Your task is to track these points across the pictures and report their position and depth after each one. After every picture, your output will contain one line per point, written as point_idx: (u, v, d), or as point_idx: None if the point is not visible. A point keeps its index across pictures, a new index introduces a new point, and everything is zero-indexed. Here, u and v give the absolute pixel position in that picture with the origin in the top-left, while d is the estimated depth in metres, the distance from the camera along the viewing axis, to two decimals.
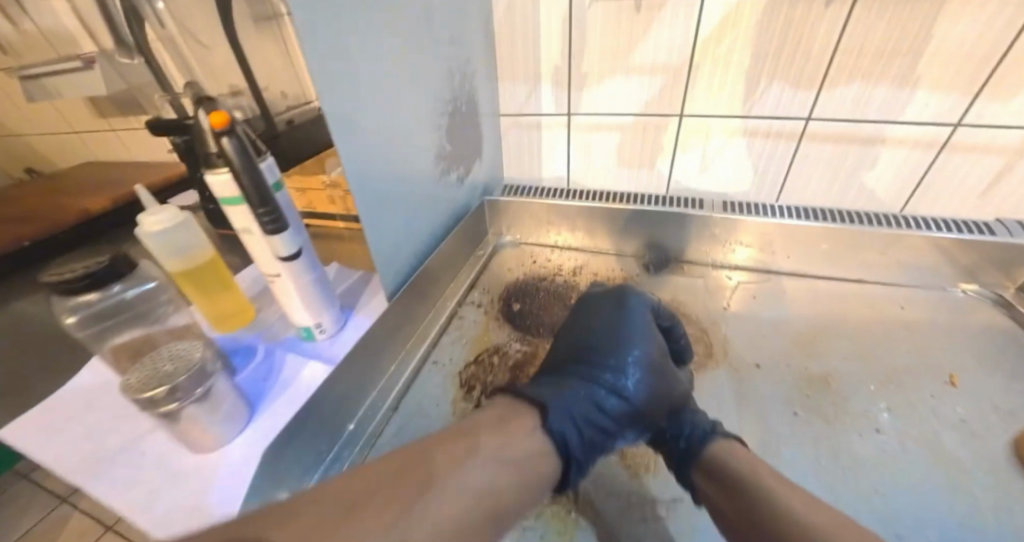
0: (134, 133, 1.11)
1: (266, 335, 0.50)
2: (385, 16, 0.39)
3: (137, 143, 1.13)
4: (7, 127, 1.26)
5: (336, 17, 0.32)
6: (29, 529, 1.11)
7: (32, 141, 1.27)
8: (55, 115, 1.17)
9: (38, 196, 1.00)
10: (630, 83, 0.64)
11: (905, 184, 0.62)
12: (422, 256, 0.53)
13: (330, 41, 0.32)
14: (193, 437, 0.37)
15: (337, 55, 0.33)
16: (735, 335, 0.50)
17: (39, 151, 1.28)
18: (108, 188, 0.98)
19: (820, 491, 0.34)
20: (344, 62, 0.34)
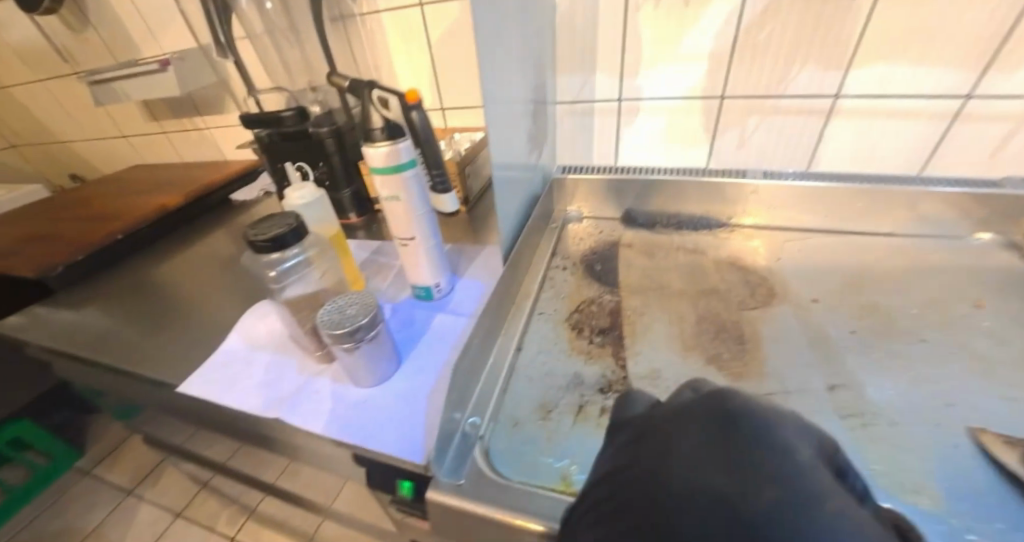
0: (186, 135, 1.17)
1: (384, 298, 0.56)
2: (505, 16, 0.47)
3: (189, 144, 1.19)
4: (57, 134, 1.32)
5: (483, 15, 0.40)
6: (105, 517, 1.18)
7: (81, 147, 1.33)
8: (107, 120, 1.23)
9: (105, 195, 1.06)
10: (675, 70, 0.71)
11: (921, 151, 0.70)
12: (518, 226, 0.60)
13: (484, 40, 0.40)
14: (366, 374, 0.43)
15: (487, 50, 0.41)
16: (791, 280, 0.58)
17: (88, 156, 1.34)
18: (172, 186, 1.04)
19: (885, 381, 0.42)
20: (490, 54, 0.42)
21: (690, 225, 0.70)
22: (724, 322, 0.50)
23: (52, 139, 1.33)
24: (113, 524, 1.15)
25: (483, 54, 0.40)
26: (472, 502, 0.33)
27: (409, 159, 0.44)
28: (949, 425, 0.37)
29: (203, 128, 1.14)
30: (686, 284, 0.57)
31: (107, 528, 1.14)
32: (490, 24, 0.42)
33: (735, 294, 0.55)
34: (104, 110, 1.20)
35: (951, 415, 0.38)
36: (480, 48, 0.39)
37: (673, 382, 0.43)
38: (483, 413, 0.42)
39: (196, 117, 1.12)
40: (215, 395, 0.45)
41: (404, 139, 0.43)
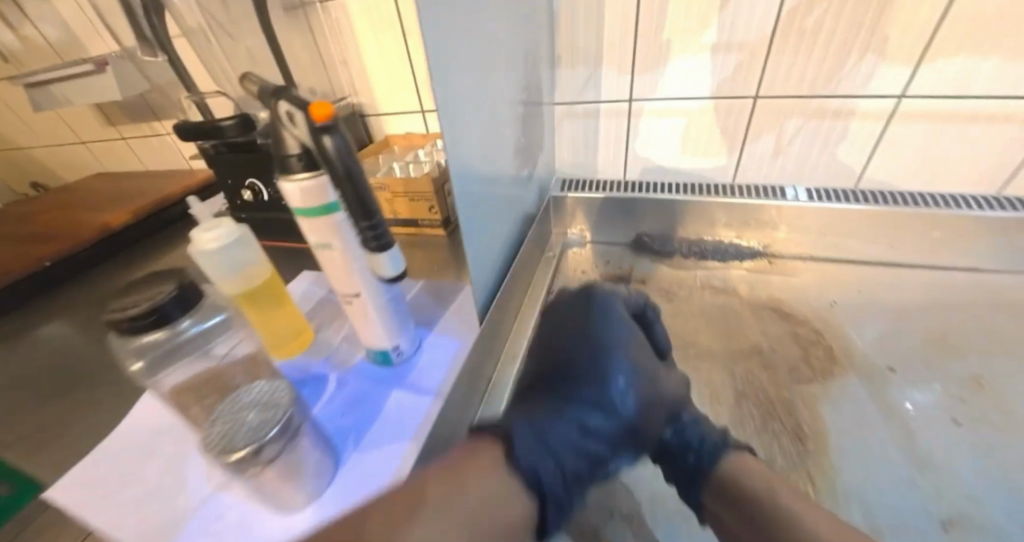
0: (145, 141, 1.06)
1: (332, 362, 0.45)
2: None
3: (148, 151, 1.08)
4: (10, 139, 1.20)
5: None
6: None
7: (38, 154, 1.22)
8: (61, 125, 1.11)
9: (49, 210, 0.94)
10: (700, 65, 0.58)
11: (1004, 164, 0.57)
12: (503, 266, 0.48)
13: (437, 25, 0.28)
14: (280, 495, 0.31)
15: (443, 40, 0.28)
16: (853, 335, 0.45)
17: (45, 164, 1.23)
18: (123, 201, 0.93)
19: (1018, 512, 0.29)
20: (449, 46, 0.29)
21: (718, 255, 0.57)
22: (773, 402, 0.38)
23: (4, 145, 1.21)
24: None
25: (436, 45, 0.28)
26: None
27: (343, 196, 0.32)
28: None
29: (162, 134, 1.02)
30: (717, 341, 0.45)
31: None
32: (449, 4, 0.29)
33: (782, 358, 0.42)
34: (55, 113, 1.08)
35: None
36: (433, 40, 0.27)
37: None
38: None
39: (154, 122, 1.01)
40: (77, 511, 0.33)
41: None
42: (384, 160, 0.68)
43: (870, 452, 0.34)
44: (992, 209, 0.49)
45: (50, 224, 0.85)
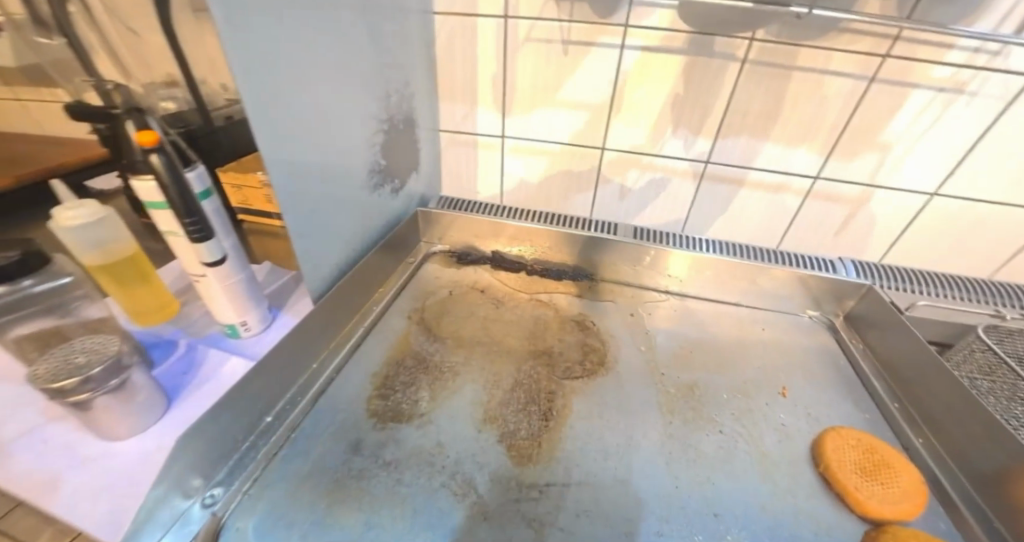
0: None
1: (188, 331, 0.51)
2: (313, 55, 0.41)
3: None
4: None
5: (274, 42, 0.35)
6: None
7: None
8: None
9: None
10: (557, 115, 0.69)
11: (778, 225, 0.74)
12: (354, 261, 0.56)
13: (255, 102, 0.34)
14: (104, 426, 0.37)
15: (267, 107, 0.36)
16: (625, 347, 0.57)
17: None
18: None
19: (662, 471, 0.42)
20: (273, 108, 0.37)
21: (555, 273, 0.68)
22: (538, 391, 0.49)
23: None
24: None
25: (257, 111, 0.35)
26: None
27: (202, 190, 0.40)
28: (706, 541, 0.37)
29: None
30: (522, 344, 0.55)
31: None
32: (275, 80, 0.36)
33: (564, 360, 0.53)
34: None
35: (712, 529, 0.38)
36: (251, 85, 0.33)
37: (452, 460, 0.40)
38: (232, 481, 0.38)
39: None
40: None
41: (190, 168, 0.38)
42: None
43: (594, 432, 0.45)
44: (710, 252, 0.65)
45: None
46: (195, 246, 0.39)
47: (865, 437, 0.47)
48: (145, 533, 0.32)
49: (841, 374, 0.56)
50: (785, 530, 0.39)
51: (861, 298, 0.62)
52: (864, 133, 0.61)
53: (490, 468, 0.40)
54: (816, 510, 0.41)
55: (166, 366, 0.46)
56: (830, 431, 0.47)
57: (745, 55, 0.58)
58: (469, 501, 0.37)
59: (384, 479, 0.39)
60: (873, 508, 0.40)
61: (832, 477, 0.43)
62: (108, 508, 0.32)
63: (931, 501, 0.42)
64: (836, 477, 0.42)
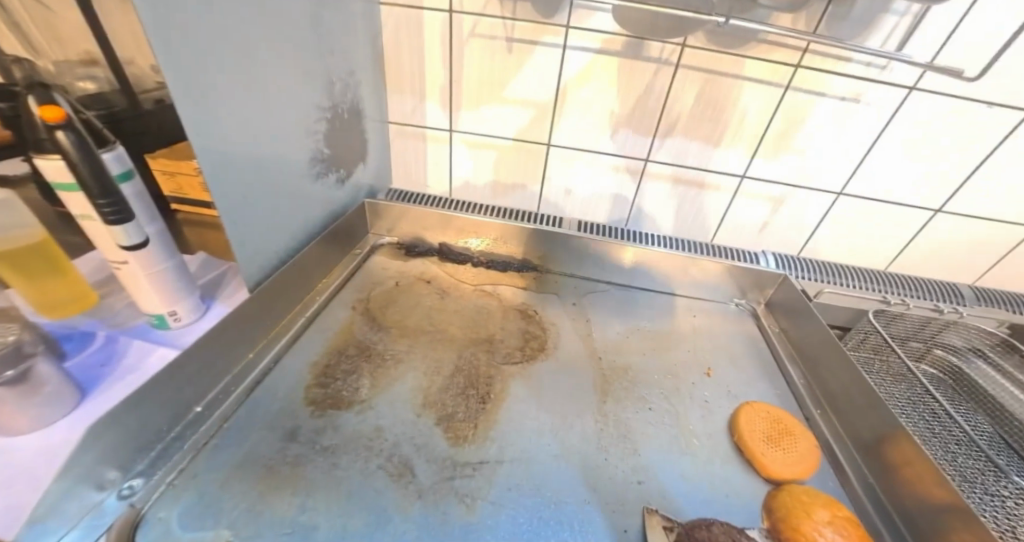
0: None
1: (108, 323, 0.48)
2: (247, 40, 0.40)
3: None
4: None
5: (201, 24, 0.34)
6: None
7: None
8: None
9: None
10: (506, 111, 0.71)
11: (711, 220, 0.80)
12: (295, 251, 0.55)
13: (181, 86, 0.33)
14: (2, 421, 0.35)
15: (194, 86, 0.35)
16: (565, 334, 0.60)
17: None
18: None
19: (592, 445, 0.45)
20: (200, 88, 0.35)
21: (501, 265, 0.70)
22: (477, 376, 0.50)
23: None
24: None
25: (183, 90, 0.34)
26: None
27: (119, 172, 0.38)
28: (629, 506, 0.40)
29: None
30: (467, 333, 0.56)
31: None
32: (203, 64, 0.35)
33: (506, 346, 0.55)
34: None
35: (636, 495, 0.41)
36: (176, 67, 0.32)
37: (389, 443, 0.41)
38: (154, 472, 0.37)
39: None
40: None
41: (107, 147, 0.37)
42: None
43: (531, 413, 0.47)
44: (648, 245, 0.70)
45: None
46: (110, 228, 0.38)
47: (774, 409, 0.52)
48: (50, 528, 0.30)
49: (758, 355, 0.62)
50: (701, 494, 0.43)
51: (778, 286, 0.68)
52: (780, 137, 0.67)
53: (427, 449, 0.41)
54: (727, 474, 0.45)
55: (82, 359, 0.43)
56: (744, 405, 0.52)
57: (677, 60, 0.62)
58: (404, 481, 0.38)
59: (320, 465, 0.39)
60: (774, 470, 0.45)
61: (743, 445, 0.47)
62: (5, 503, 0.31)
63: (823, 462, 0.48)
64: (746, 445, 0.47)
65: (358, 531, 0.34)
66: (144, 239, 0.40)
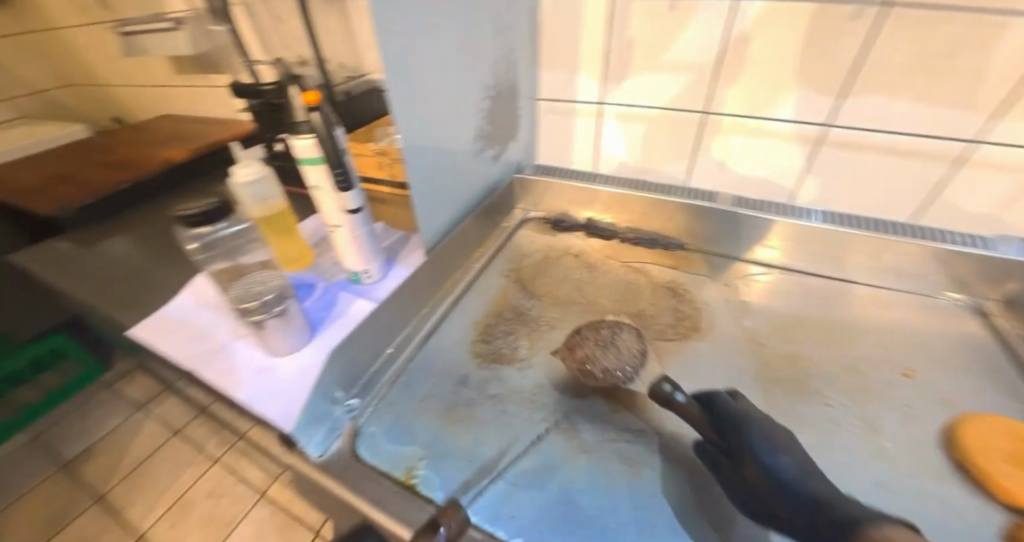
0: (173, 90, 1.11)
1: (322, 277, 0.60)
2: (441, 26, 0.45)
3: (175, 98, 1.13)
4: (76, 67, 1.31)
5: (408, 12, 0.39)
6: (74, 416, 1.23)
7: (99, 93, 1.31)
8: (109, 60, 1.18)
9: (95, 142, 1.01)
10: (660, 78, 0.67)
11: (918, 195, 0.64)
12: (460, 221, 0.61)
13: (391, 68, 0.39)
14: (272, 344, 0.47)
15: (400, 68, 0.41)
16: (720, 318, 0.55)
17: (100, 97, 1.33)
18: (164, 136, 1.01)
19: None
20: (403, 62, 0.41)
21: (647, 242, 0.68)
22: None
23: (77, 71, 1.32)
24: (82, 421, 1.21)
25: (391, 66, 0.39)
26: (329, 476, 0.38)
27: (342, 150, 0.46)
28: None
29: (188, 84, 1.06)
30: (617, 308, 0.56)
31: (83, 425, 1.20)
32: (407, 48, 0.41)
33: (658, 322, 0.54)
34: (108, 50, 1.15)
35: None
36: (389, 52, 0.38)
37: (550, 400, 0.44)
38: (366, 395, 0.45)
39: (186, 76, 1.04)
40: (153, 339, 0.51)
41: (338, 128, 0.45)
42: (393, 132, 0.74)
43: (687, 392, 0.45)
44: (812, 220, 0.60)
45: (110, 152, 0.95)
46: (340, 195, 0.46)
47: (1013, 425, 0.40)
48: (309, 426, 0.40)
49: (991, 364, 0.49)
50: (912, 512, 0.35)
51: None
52: None
53: (586, 411, 0.43)
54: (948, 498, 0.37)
55: (312, 303, 0.55)
56: (971, 419, 0.41)
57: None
58: (568, 435, 0.41)
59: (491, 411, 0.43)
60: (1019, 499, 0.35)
61: (970, 464, 0.37)
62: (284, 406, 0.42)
63: None
64: (975, 463, 0.37)
65: (530, 470, 0.38)
66: (359, 206, 0.48)
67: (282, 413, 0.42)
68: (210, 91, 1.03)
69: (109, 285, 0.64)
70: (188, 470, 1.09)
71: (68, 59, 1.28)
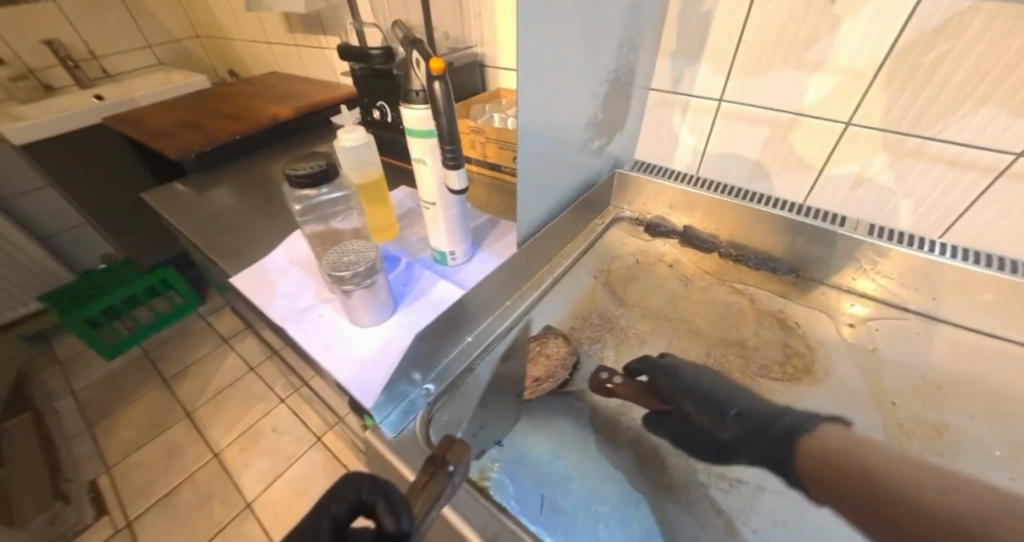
0: (286, 50, 1.17)
1: (407, 251, 0.59)
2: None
3: (285, 58, 1.19)
4: (208, 23, 1.43)
5: None
6: (173, 337, 1.40)
7: (224, 48, 1.43)
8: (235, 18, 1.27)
9: (216, 94, 1.10)
10: (800, 78, 0.58)
11: None
12: (556, 211, 0.58)
13: (526, 41, 0.36)
14: (356, 313, 0.47)
15: (534, 42, 0.37)
16: (841, 361, 0.47)
17: (224, 52, 1.44)
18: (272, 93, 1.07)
19: None
20: (537, 35, 0.37)
21: (753, 262, 0.61)
22: (731, 381, 0.44)
23: (208, 27, 1.44)
24: (178, 344, 1.37)
25: (526, 39, 0.36)
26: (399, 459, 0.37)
27: None
28: None
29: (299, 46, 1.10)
30: (714, 332, 0.50)
31: (178, 346, 1.36)
32: (544, 20, 0.38)
33: (764, 357, 0.47)
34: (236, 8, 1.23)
35: None
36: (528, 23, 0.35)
37: (637, 423, 0.40)
38: (441, 382, 0.44)
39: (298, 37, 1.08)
40: (251, 291, 0.53)
41: None
42: (490, 110, 0.72)
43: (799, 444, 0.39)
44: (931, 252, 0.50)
45: (227, 104, 1.03)
46: (448, 172, 0.43)
47: None
48: (387, 402, 0.40)
49: None
50: None
51: None
52: None
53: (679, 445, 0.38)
54: None
55: (396, 276, 0.55)
56: None
57: None
58: (655, 467, 0.37)
59: (571, 424, 0.40)
60: None
61: None
62: (363, 376, 0.43)
63: None
64: None
65: (611, 498, 0.34)
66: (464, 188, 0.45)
67: (360, 384, 0.42)
68: (318, 53, 1.07)
69: (217, 230, 0.69)
70: (259, 404, 1.19)
71: (204, 15, 1.40)
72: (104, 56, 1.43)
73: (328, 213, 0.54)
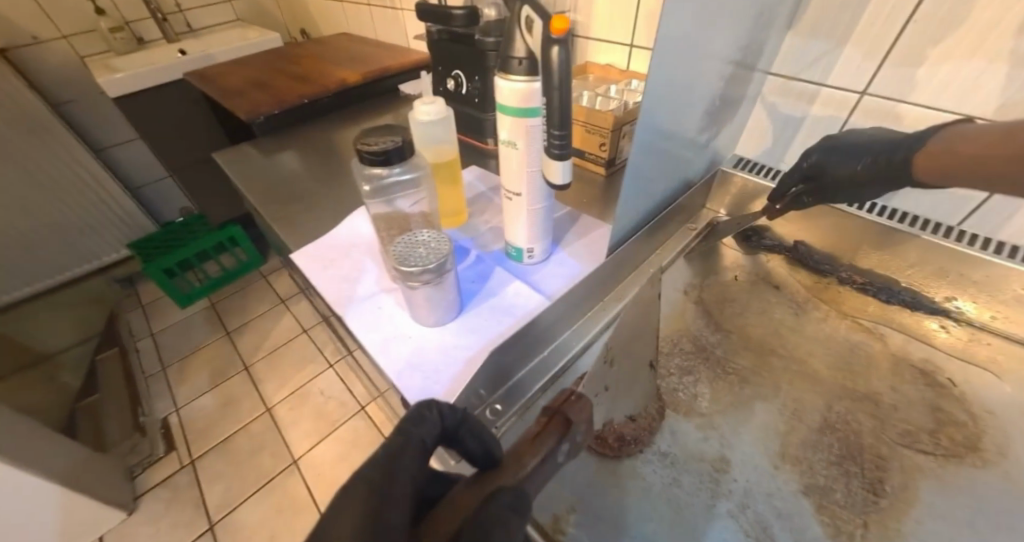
0: (358, 9, 1.12)
1: (476, 242, 0.54)
2: None
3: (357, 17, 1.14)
4: None
5: None
6: (239, 290, 1.48)
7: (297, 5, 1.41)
8: None
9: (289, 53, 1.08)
10: (991, 70, 0.43)
11: None
12: (651, 215, 0.50)
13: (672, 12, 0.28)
14: (419, 311, 0.43)
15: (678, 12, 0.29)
16: (1014, 440, 0.36)
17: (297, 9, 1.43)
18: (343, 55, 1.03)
19: None
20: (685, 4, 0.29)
21: (885, 295, 0.49)
22: (861, 448, 0.36)
23: None
24: (242, 297, 1.45)
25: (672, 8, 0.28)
26: None
27: None
28: None
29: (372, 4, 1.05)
30: (836, 381, 0.41)
31: (243, 299, 1.44)
32: None
33: (903, 421, 0.38)
34: None
35: None
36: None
37: (740, 487, 0.34)
38: (510, 404, 0.39)
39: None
40: (312, 271, 0.51)
41: None
42: (575, 86, 0.63)
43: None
44: None
45: (299, 64, 1.01)
46: (551, 163, 0.37)
47: None
48: None
49: None
50: None
51: None
52: None
53: (797, 528, 0.31)
54: None
55: (464, 270, 0.50)
56: None
57: None
58: None
59: (657, 475, 0.34)
60: None
61: None
62: (423, 385, 0.38)
63: None
64: None
65: None
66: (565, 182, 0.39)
67: (419, 394, 0.38)
68: (391, 12, 1.01)
69: (282, 198, 0.68)
70: (311, 364, 1.24)
71: None
72: (188, 10, 1.46)
73: (393, 194, 0.48)
